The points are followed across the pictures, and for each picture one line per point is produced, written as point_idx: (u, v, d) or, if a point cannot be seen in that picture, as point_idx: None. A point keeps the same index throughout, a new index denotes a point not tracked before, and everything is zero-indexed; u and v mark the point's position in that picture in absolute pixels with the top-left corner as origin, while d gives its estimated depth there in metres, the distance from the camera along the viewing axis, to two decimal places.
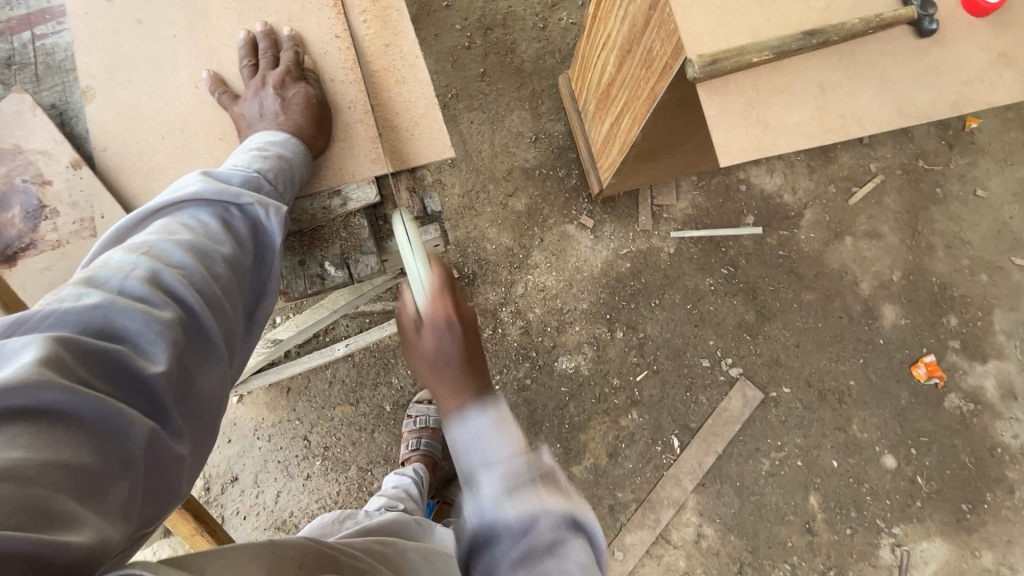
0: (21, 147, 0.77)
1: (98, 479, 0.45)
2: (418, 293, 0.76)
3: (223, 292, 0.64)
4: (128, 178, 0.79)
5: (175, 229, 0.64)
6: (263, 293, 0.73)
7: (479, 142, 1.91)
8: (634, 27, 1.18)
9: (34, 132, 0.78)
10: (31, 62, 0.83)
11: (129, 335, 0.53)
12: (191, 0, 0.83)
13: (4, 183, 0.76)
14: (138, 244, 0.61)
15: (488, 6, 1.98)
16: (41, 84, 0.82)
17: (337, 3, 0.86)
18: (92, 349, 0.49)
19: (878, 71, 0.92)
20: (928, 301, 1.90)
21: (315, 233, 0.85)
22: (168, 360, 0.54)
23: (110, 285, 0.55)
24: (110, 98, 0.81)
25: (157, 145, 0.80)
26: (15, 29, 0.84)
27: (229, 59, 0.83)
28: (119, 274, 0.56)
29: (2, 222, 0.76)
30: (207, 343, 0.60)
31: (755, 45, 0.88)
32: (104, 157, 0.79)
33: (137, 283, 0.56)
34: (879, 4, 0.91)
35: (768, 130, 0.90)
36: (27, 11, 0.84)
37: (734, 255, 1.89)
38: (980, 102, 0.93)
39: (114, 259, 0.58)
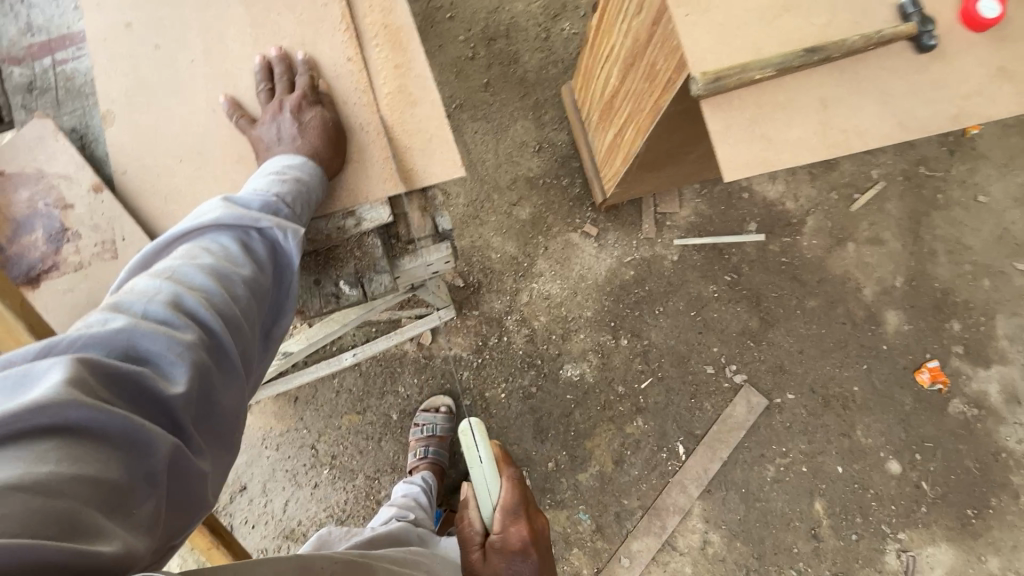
0: (43, 171, 0.79)
1: (124, 492, 0.46)
2: (486, 508, 1.09)
3: (243, 313, 0.65)
4: (147, 199, 0.81)
5: (197, 253, 0.66)
6: (281, 314, 0.74)
7: (483, 151, 1.93)
8: (637, 43, 1.20)
9: (55, 155, 0.80)
10: (52, 87, 0.85)
11: (152, 357, 0.54)
12: (207, 25, 0.86)
13: (27, 207, 0.78)
14: (162, 268, 0.63)
15: (491, 18, 2.01)
16: (62, 108, 0.85)
17: (349, 27, 0.88)
18: (117, 370, 0.50)
19: (879, 86, 0.93)
20: (931, 307, 1.91)
21: (330, 252, 0.87)
22: (189, 381, 0.55)
23: (134, 308, 0.57)
24: (129, 122, 0.83)
25: (175, 167, 0.82)
26: (36, 55, 0.86)
27: (244, 83, 0.85)
28: (143, 298, 0.58)
29: (25, 245, 0.78)
30: (228, 364, 0.61)
31: (758, 62, 0.90)
32: (123, 180, 0.81)
33: (160, 306, 0.58)
34: (879, 21, 0.93)
35: (772, 145, 0.91)
36: (48, 37, 0.87)
37: (737, 262, 1.91)
38: (980, 116, 0.94)
39: (138, 284, 0.60)
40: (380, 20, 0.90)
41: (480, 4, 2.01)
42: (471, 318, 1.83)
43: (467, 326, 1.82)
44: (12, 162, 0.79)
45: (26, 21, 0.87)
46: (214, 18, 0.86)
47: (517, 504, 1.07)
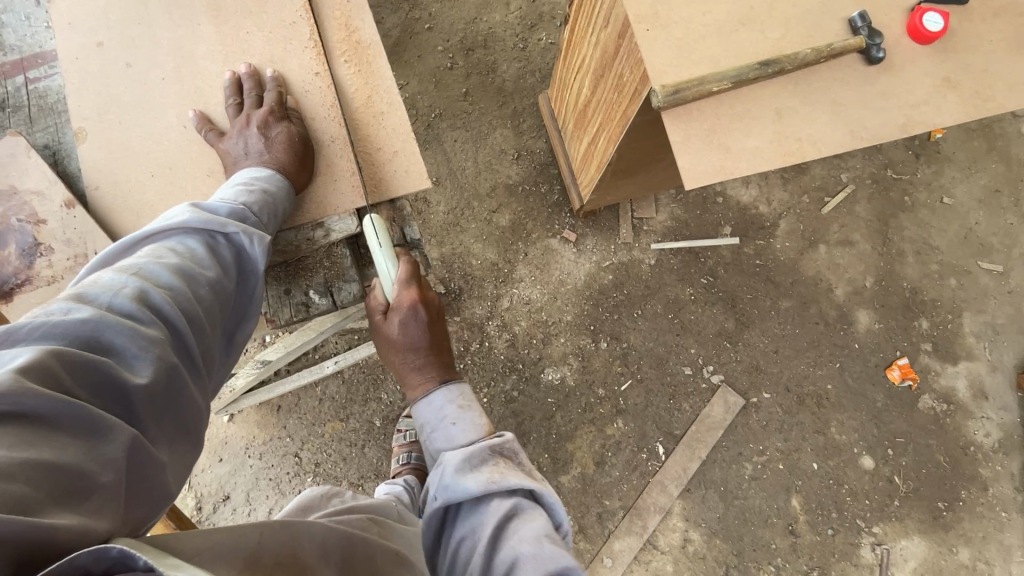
0: (16, 188, 0.80)
1: (81, 478, 0.48)
2: (386, 283, 0.90)
3: (205, 313, 0.68)
4: (120, 215, 0.83)
5: (163, 253, 0.69)
6: (246, 317, 0.77)
7: (463, 159, 1.96)
8: (605, 54, 1.24)
9: (28, 172, 0.81)
10: (24, 105, 0.87)
11: (114, 348, 0.56)
12: (179, 43, 0.88)
13: (0, 223, 0.79)
14: (128, 265, 0.65)
15: (469, 28, 2.05)
16: (35, 126, 0.86)
17: (316, 46, 0.91)
18: (78, 359, 0.53)
19: (831, 96, 0.98)
20: (901, 306, 1.97)
21: (299, 263, 0.89)
22: (151, 374, 0.57)
23: (98, 301, 0.59)
24: (103, 140, 0.84)
25: (147, 182, 0.84)
26: (9, 74, 0.88)
27: (215, 99, 0.87)
28: (108, 291, 0.60)
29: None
30: (189, 359, 0.64)
31: (714, 74, 0.94)
32: (96, 195, 0.83)
33: (125, 299, 0.60)
34: (829, 34, 0.98)
35: (730, 154, 0.95)
36: (20, 56, 0.88)
37: (713, 265, 1.95)
38: (927, 124, 0.99)
39: (102, 279, 0.62)
40: (347, 38, 0.92)
41: (459, 15, 2.05)
42: (452, 325, 1.85)
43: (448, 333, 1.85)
44: None
45: None
46: (186, 37, 0.88)
47: (412, 277, 0.90)
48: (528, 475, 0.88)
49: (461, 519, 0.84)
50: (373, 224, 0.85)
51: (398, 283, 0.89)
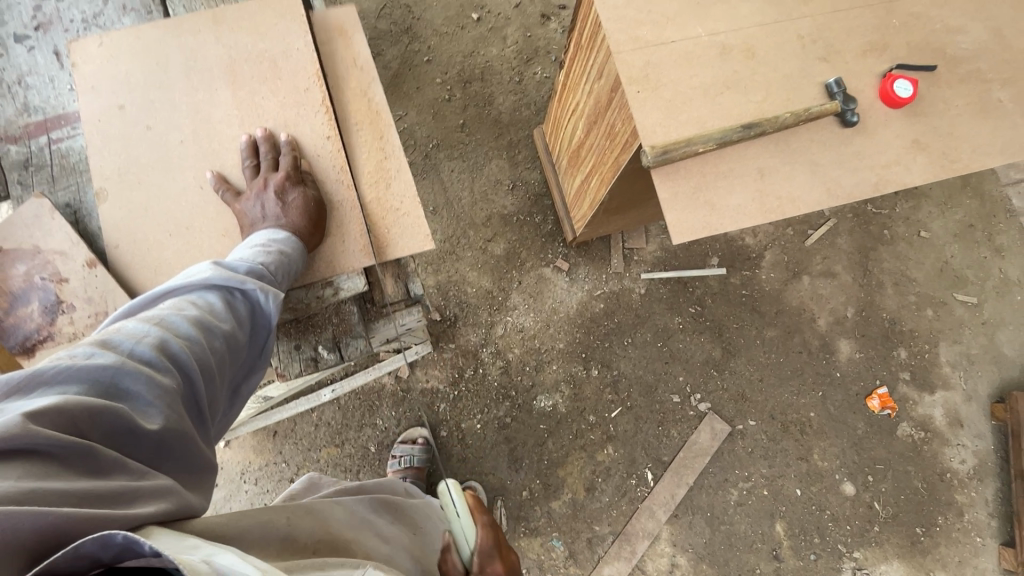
0: (39, 247, 0.85)
1: (98, 495, 0.52)
2: (466, 549, 0.99)
3: (216, 365, 0.72)
4: (138, 272, 0.86)
5: (184, 305, 0.73)
6: (251, 367, 0.82)
7: (459, 190, 2.02)
8: (599, 103, 1.30)
9: (52, 233, 0.86)
10: (47, 164, 0.94)
11: (130, 395, 0.60)
12: (196, 107, 0.92)
13: (24, 281, 0.84)
14: (150, 315, 0.70)
15: (467, 61, 2.11)
16: (56, 184, 0.93)
17: (329, 109, 0.96)
18: (95, 404, 0.56)
19: (809, 156, 1.04)
20: (880, 336, 2.04)
21: (309, 320, 0.95)
22: (163, 422, 0.61)
23: (121, 348, 0.63)
24: (122, 199, 0.88)
25: (166, 242, 0.88)
26: (32, 134, 0.96)
27: (231, 161, 0.91)
28: (132, 338, 0.64)
29: (21, 316, 0.83)
30: (196, 407, 0.68)
31: (701, 136, 1.00)
32: (116, 253, 0.87)
33: (145, 349, 0.64)
34: (807, 98, 1.06)
35: (715, 211, 1.01)
36: (44, 117, 0.97)
37: (701, 295, 2.01)
38: (898, 183, 1.06)
39: (125, 327, 0.66)
40: (363, 107, 0.99)
41: (457, 49, 2.11)
42: (447, 352, 1.89)
43: (443, 360, 1.89)
44: (9, 239, 0.85)
45: (24, 102, 0.97)
46: (204, 101, 0.92)
47: (492, 547, 0.99)
48: None
49: None
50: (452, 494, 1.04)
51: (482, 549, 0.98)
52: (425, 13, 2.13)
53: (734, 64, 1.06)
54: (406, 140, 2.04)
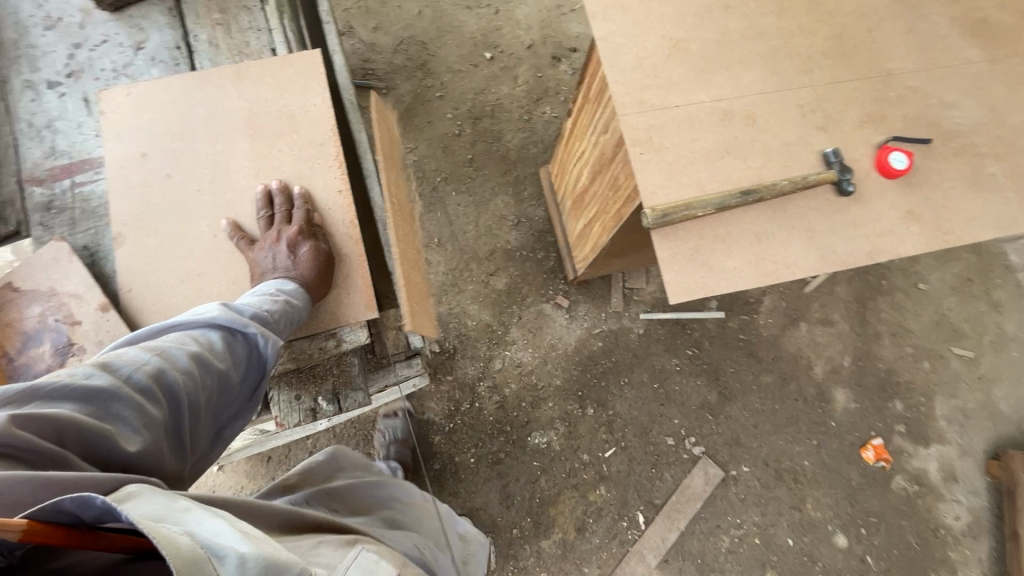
0: (56, 289, 0.88)
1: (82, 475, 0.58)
2: None
3: (202, 400, 0.77)
4: (149, 316, 0.89)
5: (187, 339, 0.77)
6: (239, 406, 0.86)
7: (465, 223, 2.05)
8: (603, 156, 1.35)
9: (68, 276, 0.89)
10: (69, 207, 1.01)
11: (118, 419, 0.65)
12: (214, 157, 0.96)
13: (38, 322, 0.87)
14: (154, 344, 0.74)
15: (478, 99, 2.17)
16: (77, 227, 1.00)
17: (342, 165, 0.99)
18: (83, 421, 0.61)
19: (805, 223, 1.07)
20: (876, 387, 2.05)
21: (311, 371, 0.99)
22: (142, 447, 0.66)
23: (119, 371, 0.68)
24: (140, 244, 0.92)
25: (176, 287, 0.90)
26: (57, 177, 1.03)
27: (245, 211, 0.95)
28: (131, 364, 0.69)
29: (32, 357, 0.85)
30: (177, 438, 0.72)
31: (700, 200, 1.04)
32: (129, 297, 0.89)
33: (142, 376, 0.69)
34: (804, 166, 1.09)
35: (712, 273, 1.03)
36: (70, 161, 1.04)
37: (699, 337, 2.03)
38: (892, 253, 1.08)
39: (129, 352, 0.71)
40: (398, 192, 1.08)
41: (469, 86, 2.18)
42: (444, 384, 1.91)
43: (440, 392, 1.91)
44: (29, 281, 0.89)
45: (51, 146, 1.04)
46: (221, 150, 0.96)
47: None
48: None
49: None
50: None
51: None
52: (440, 51, 2.20)
53: (735, 130, 1.10)
54: (415, 173, 2.09)
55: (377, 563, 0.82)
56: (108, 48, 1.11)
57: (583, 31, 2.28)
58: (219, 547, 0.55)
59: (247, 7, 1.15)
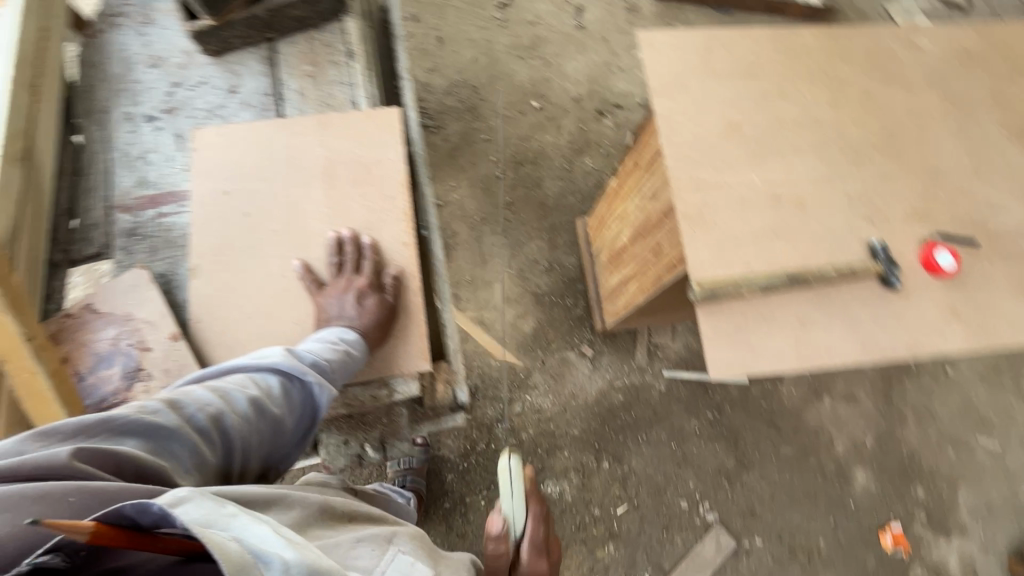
0: (129, 317, 1.23)
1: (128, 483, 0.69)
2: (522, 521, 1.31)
3: (254, 440, 0.90)
4: (217, 342, 1.20)
5: (245, 384, 0.91)
6: (289, 446, 0.99)
7: (498, 263, 2.09)
8: (648, 220, 1.38)
9: (142, 306, 1.24)
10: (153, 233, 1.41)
11: (177, 455, 0.78)
12: (291, 207, 1.24)
13: (110, 345, 1.20)
14: (217, 387, 0.88)
15: (522, 145, 2.24)
16: (162, 255, 1.39)
17: (408, 223, 1.28)
18: (142, 456, 0.73)
19: (849, 312, 1.09)
20: (898, 470, 2.01)
21: None
22: (187, 479, 0.77)
23: (184, 410, 0.82)
24: (225, 276, 1.21)
25: (250, 317, 1.21)
26: (143, 206, 1.43)
27: (317, 256, 1.23)
28: (194, 404, 0.83)
29: (104, 373, 1.19)
30: (219, 470, 0.84)
31: (746, 281, 1.06)
32: (204, 320, 1.21)
33: (202, 417, 0.83)
34: (850, 255, 1.11)
35: (753, 353, 1.05)
36: (155, 191, 1.46)
37: (721, 400, 2.02)
38: (934, 350, 1.09)
39: (195, 393, 0.85)
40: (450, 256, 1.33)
41: (515, 132, 2.25)
42: (463, 422, 1.92)
43: (458, 429, 1.91)
44: (107, 307, 1.23)
45: (140, 177, 1.44)
46: (298, 204, 1.25)
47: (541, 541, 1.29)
48: None
49: None
50: (510, 472, 1.30)
51: (534, 523, 1.30)
52: (490, 95, 2.28)
53: (784, 213, 1.13)
54: (454, 210, 2.14)
55: (413, 565, 0.89)
56: (204, 88, 1.55)
57: (628, 89, 2.35)
58: (265, 553, 0.62)
59: (337, 63, 1.59)
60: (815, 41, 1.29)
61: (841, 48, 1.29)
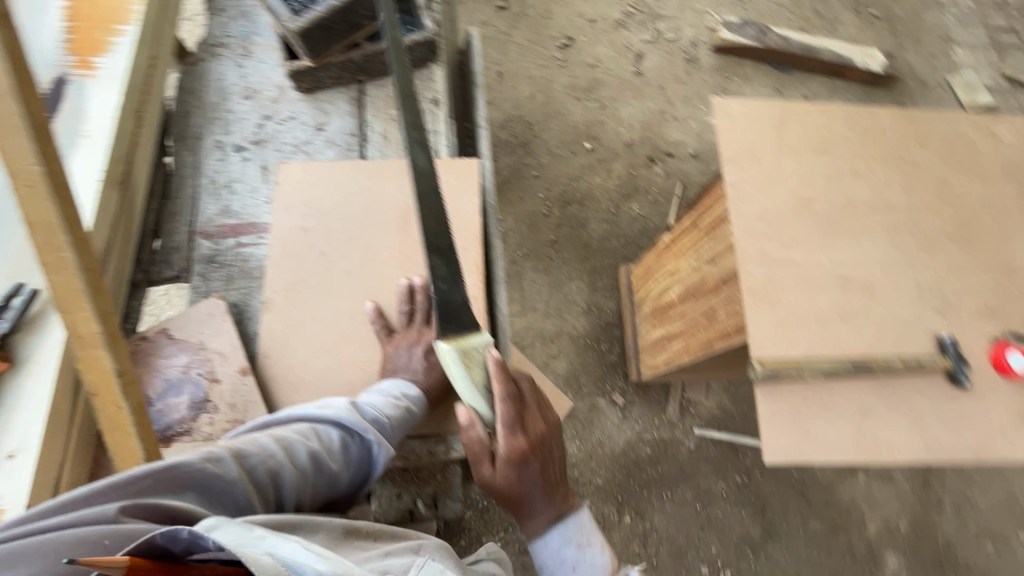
0: (205, 344, 1.11)
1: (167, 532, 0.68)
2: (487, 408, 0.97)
3: (309, 495, 0.88)
4: (278, 386, 1.07)
5: (311, 435, 0.88)
6: (342, 499, 0.96)
7: (536, 300, 2.09)
8: (703, 283, 1.37)
9: (217, 334, 1.13)
10: (228, 264, 1.25)
11: (229, 508, 0.77)
12: (365, 247, 1.13)
13: (182, 373, 1.09)
14: (284, 435, 0.86)
15: (571, 184, 2.25)
16: (232, 284, 1.24)
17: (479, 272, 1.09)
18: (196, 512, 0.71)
19: (913, 407, 1.06)
20: (932, 560, 1.92)
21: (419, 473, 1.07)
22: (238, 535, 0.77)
23: (246, 462, 0.80)
24: (286, 314, 1.09)
25: (309, 362, 1.08)
26: (223, 234, 1.28)
27: (389, 301, 1.10)
28: (259, 456, 0.81)
29: (171, 404, 1.07)
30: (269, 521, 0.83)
31: (809, 364, 1.04)
32: (264, 363, 1.07)
33: (261, 470, 0.81)
34: (918, 348, 1.08)
35: (810, 439, 1.02)
36: (235, 220, 1.29)
37: (751, 465, 1.96)
38: (1001, 457, 1.04)
39: (262, 442, 0.83)
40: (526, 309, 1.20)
41: (565, 171, 2.27)
42: None
43: None
44: (183, 331, 1.12)
45: (222, 203, 1.31)
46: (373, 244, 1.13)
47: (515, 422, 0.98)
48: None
49: None
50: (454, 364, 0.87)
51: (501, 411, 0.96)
52: (544, 133, 2.31)
53: (851, 297, 1.11)
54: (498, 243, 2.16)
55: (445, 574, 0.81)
56: (291, 121, 1.38)
57: (681, 138, 2.36)
58: (298, 564, 0.64)
59: (419, 105, 1.28)
60: (892, 122, 1.27)
61: (918, 132, 1.27)
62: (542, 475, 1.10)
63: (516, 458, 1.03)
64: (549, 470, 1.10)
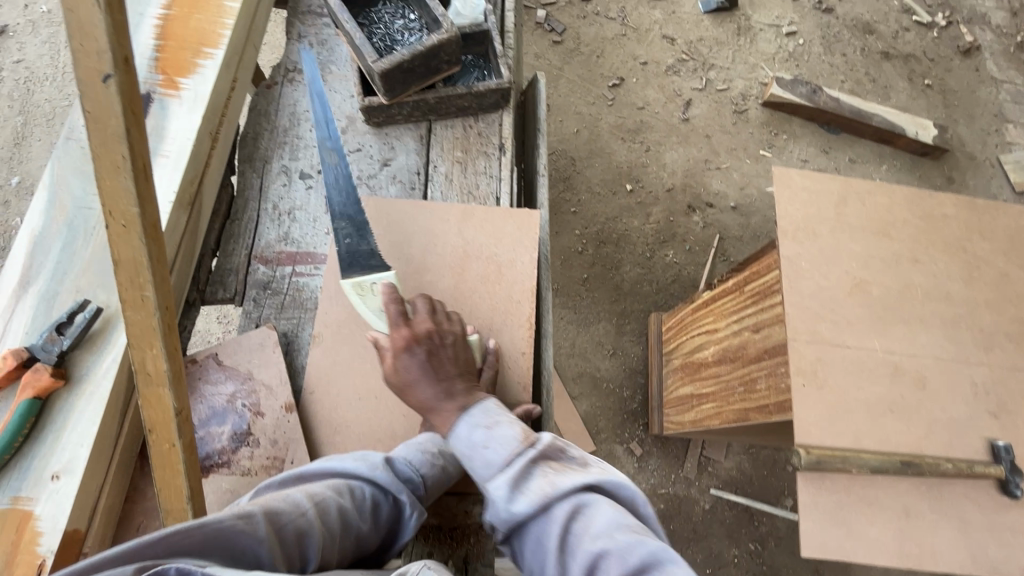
0: (252, 373, 1.08)
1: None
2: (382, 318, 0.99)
3: (336, 561, 0.82)
4: (320, 422, 1.05)
5: (343, 492, 0.86)
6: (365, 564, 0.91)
7: (562, 338, 2.07)
8: (743, 349, 1.34)
9: (265, 365, 1.09)
10: (282, 291, 1.18)
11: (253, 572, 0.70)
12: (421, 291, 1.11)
13: (228, 402, 1.07)
14: (316, 492, 0.83)
15: (608, 224, 2.24)
16: (283, 313, 1.17)
17: (530, 325, 1.10)
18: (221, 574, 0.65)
19: (960, 513, 1.02)
20: None
21: (449, 530, 1.02)
22: None
23: (276, 521, 0.75)
24: (334, 348, 1.09)
25: (354, 402, 1.07)
26: (282, 262, 1.21)
27: None
28: (290, 515, 0.76)
29: (213, 433, 1.05)
30: None
31: (857, 458, 1.00)
32: (309, 397, 1.07)
33: (291, 530, 0.76)
34: (969, 451, 1.04)
35: (850, 536, 0.99)
36: (296, 250, 1.22)
37: (765, 533, 1.90)
38: None
39: (294, 499, 0.79)
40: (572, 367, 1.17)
41: (603, 211, 2.26)
42: None
43: None
44: (233, 357, 1.09)
45: (286, 233, 1.23)
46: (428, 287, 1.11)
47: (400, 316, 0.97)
48: (583, 471, 0.82)
49: (530, 536, 0.79)
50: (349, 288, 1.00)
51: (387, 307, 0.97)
52: (586, 170, 2.31)
53: (904, 389, 1.07)
54: None
55: None
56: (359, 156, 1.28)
57: (723, 189, 2.34)
58: None
59: (486, 154, 1.29)
60: (955, 210, 1.24)
61: (982, 223, 1.24)
62: (434, 366, 0.94)
63: (403, 350, 0.95)
64: (439, 358, 0.95)
